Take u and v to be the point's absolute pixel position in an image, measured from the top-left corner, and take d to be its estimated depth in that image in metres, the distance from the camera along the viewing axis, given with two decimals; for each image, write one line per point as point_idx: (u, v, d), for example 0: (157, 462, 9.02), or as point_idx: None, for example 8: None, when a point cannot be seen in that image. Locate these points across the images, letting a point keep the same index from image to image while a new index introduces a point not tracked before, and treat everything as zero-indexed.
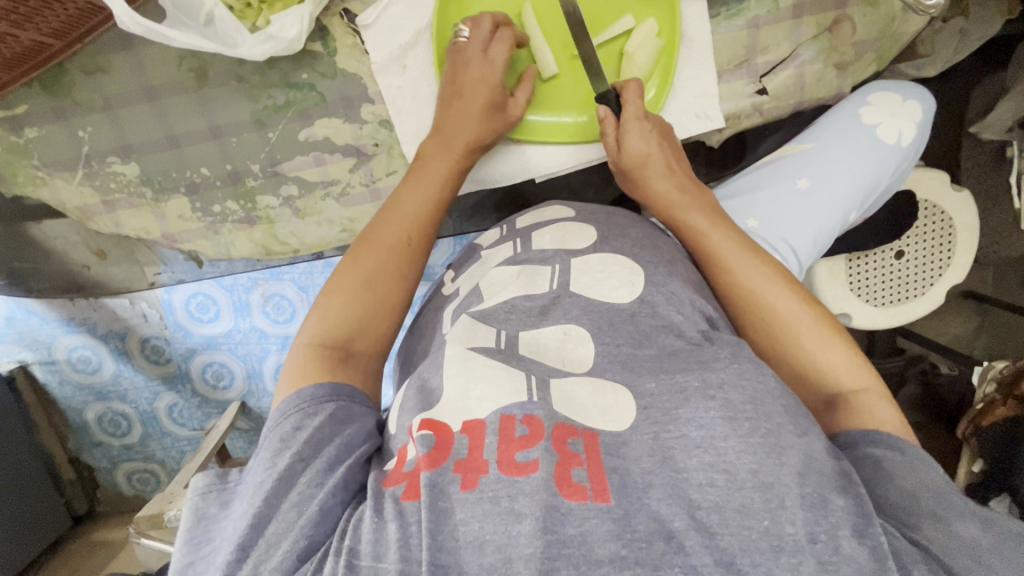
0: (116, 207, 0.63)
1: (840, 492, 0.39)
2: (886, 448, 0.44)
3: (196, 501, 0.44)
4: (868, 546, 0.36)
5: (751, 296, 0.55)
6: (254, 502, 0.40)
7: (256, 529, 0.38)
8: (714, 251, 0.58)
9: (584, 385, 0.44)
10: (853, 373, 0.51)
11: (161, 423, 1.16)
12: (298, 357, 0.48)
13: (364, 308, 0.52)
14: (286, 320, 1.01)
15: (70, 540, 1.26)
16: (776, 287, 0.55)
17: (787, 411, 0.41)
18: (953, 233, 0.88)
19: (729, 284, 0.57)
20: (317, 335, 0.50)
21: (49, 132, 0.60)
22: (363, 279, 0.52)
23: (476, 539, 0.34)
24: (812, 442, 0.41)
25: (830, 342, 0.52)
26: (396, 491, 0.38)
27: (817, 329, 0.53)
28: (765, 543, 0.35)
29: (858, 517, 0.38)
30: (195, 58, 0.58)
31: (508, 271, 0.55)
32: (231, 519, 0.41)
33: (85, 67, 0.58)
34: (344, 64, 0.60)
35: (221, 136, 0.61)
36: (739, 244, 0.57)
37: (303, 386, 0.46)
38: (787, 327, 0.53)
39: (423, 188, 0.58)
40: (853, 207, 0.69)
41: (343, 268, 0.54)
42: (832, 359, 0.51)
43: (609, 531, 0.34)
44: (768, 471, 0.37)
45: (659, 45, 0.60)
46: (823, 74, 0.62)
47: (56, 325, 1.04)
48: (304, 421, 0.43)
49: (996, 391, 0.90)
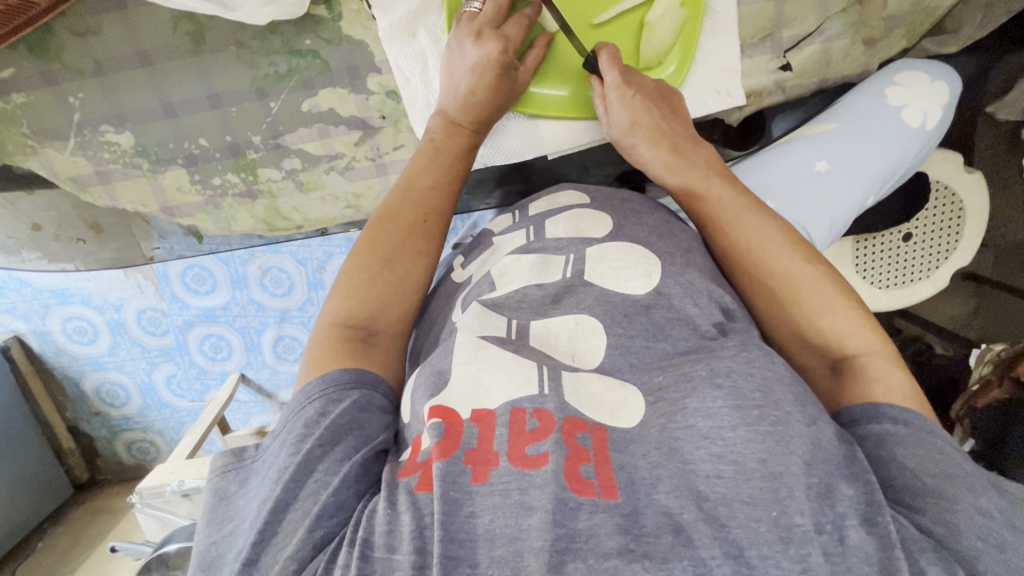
0: (111, 178, 0.61)
1: (847, 479, 0.39)
2: (890, 423, 0.43)
3: (217, 480, 0.43)
4: (875, 535, 0.36)
5: (756, 253, 0.54)
6: (275, 487, 0.38)
7: (274, 514, 0.37)
8: (713, 213, 0.56)
9: (595, 378, 0.44)
10: (858, 336, 0.50)
11: (160, 395, 1.15)
12: (319, 339, 0.47)
13: (382, 287, 0.50)
14: (285, 293, 0.98)
15: (72, 505, 1.28)
16: (781, 248, 0.53)
17: (797, 400, 0.41)
18: (963, 216, 0.88)
19: (724, 246, 0.55)
20: (337, 313, 0.48)
21: (38, 99, 0.57)
22: (382, 258, 0.51)
23: (487, 532, 0.34)
24: (819, 431, 0.40)
25: (837, 304, 0.51)
26: (410, 482, 0.38)
27: (823, 289, 0.51)
28: (773, 536, 0.34)
29: (866, 506, 0.37)
30: (192, 20, 0.55)
31: (522, 261, 0.54)
32: (253, 503, 0.39)
33: (75, 28, 0.54)
34: (349, 30, 0.56)
35: (220, 105, 0.58)
36: (739, 203, 0.55)
37: (321, 372, 0.44)
38: (793, 291, 0.52)
39: (436, 167, 0.55)
40: (872, 190, 0.67)
41: (360, 248, 0.51)
42: (838, 321, 0.50)
43: (616, 526, 0.35)
44: (776, 459, 0.37)
45: (683, 16, 0.57)
46: (851, 49, 0.60)
47: (49, 294, 1.03)
48: (328, 407, 0.42)
49: (993, 372, 0.92)
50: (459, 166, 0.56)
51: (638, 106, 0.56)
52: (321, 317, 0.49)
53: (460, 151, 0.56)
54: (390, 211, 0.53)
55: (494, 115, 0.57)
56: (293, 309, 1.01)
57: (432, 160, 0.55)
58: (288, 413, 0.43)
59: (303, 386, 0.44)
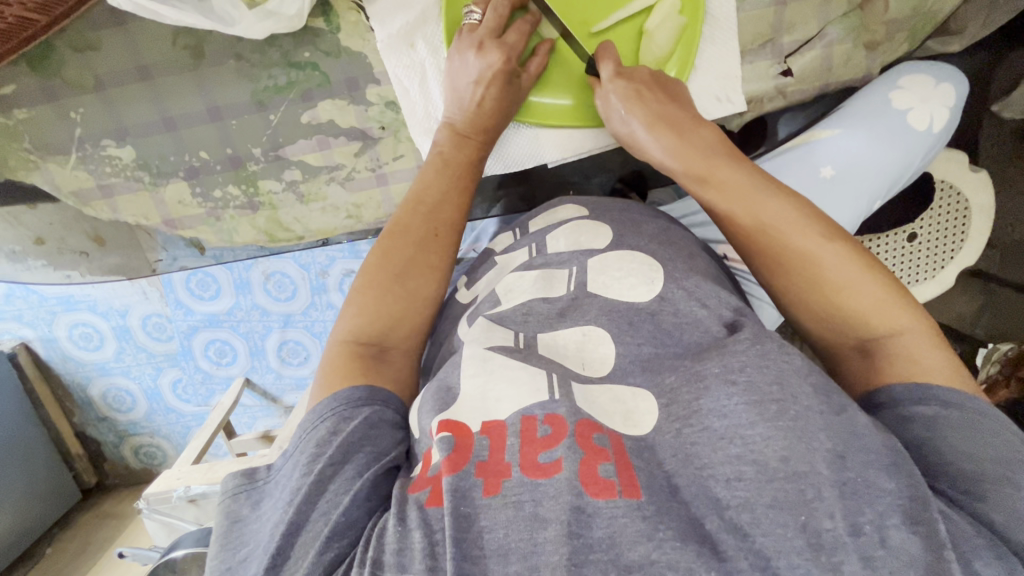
0: (113, 192, 0.61)
1: (888, 472, 0.38)
2: (940, 406, 0.42)
3: (227, 503, 0.42)
4: (920, 535, 0.35)
5: (771, 239, 0.51)
6: (289, 508, 0.38)
7: (287, 537, 0.37)
8: (722, 198, 0.53)
9: (602, 390, 0.44)
10: (888, 316, 0.47)
11: (166, 400, 1.16)
12: (331, 356, 0.47)
13: (393, 302, 0.50)
14: (289, 297, 0.98)
15: (80, 509, 1.29)
16: (794, 227, 0.50)
17: (817, 391, 0.41)
18: (969, 214, 0.87)
19: (737, 233, 0.53)
20: (349, 331, 0.48)
21: (39, 114, 0.57)
22: (392, 274, 0.51)
23: (501, 548, 0.34)
24: (850, 416, 0.40)
25: (863, 281, 0.48)
26: (420, 497, 0.38)
27: (848, 267, 0.48)
28: (802, 543, 0.34)
29: (910, 503, 0.36)
30: (191, 35, 0.55)
31: (526, 278, 0.54)
32: (266, 525, 0.39)
33: (74, 44, 0.55)
34: (348, 43, 0.56)
35: (220, 118, 0.58)
36: (747, 181, 0.52)
37: (333, 390, 0.44)
38: (816, 273, 0.49)
39: (446, 178, 0.55)
40: (879, 194, 0.67)
41: (370, 264, 0.52)
42: (863, 299, 0.48)
43: (639, 532, 0.34)
44: (799, 458, 0.36)
45: (681, 23, 0.57)
46: (852, 54, 0.60)
47: (55, 302, 1.03)
48: (340, 425, 0.42)
49: (1000, 372, 0.92)
50: (470, 175, 0.56)
51: (629, 98, 0.55)
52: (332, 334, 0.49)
53: (470, 165, 0.56)
54: (399, 225, 0.53)
55: (501, 122, 0.57)
56: (297, 314, 1.01)
57: (442, 171, 0.55)
58: (303, 429, 0.43)
59: (316, 404, 0.44)
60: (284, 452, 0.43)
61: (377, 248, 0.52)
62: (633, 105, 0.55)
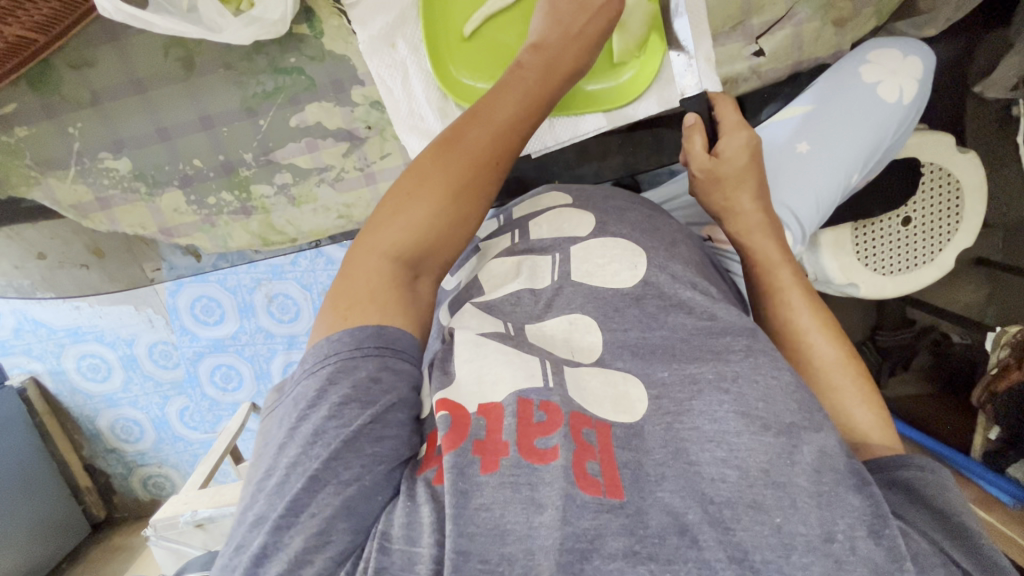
0: (111, 203, 0.63)
1: (854, 490, 0.37)
2: (918, 470, 0.42)
3: (265, 422, 0.44)
4: (884, 547, 0.35)
5: (797, 335, 0.55)
6: (314, 453, 0.37)
7: (308, 490, 0.35)
8: (777, 285, 0.58)
9: (594, 372, 0.44)
10: (883, 436, 0.48)
11: (173, 429, 1.16)
12: (369, 269, 0.44)
13: (446, 225, 0.46)
14: (291, 320, 0.99)
15: (87, 546, 1.28)
16: (827, 338, 0.54)
17: (802, 407, 0.41)
18: (961, 195, 0.85)
19: (780, 317, 0.56)
20: (393, 245, 0.44)
21: (39, 130, 0.59)
22: (444, 194, 0.46)
23: (497, 526, 0.34)
24: (823, 439, 0.40)
25: (864, 401, 0.50)
26: (427, 475, 0.38)
27: (855, 382, 0.51)
28: (776, 540, 0.34)
29: (872, 518, 0.36)
30: (181, 46, 0.57)
31: (507, 264, 0.56)
32: (283, 459, 0.38)
33: (71, 61, 0.57)
34: (332, 46, 0.58)
35: (211, 126, 0.60)
36: (805, 292, 0.57)
37: (372, 322, 0.42)
38: (825, 372, 0.53)
39: (515, 109, 0.50)
40: (856, 168, 0.67)
41: (422, 173, 0.47)
42: (865, 414, 0.49)
43: (621, 526, 0.34)
44: (778, 470, 0.37)
45: (652, 9, 0.58)
46: (821, 32, 0.63)
47: (63, 334, 1.05)
48: (381, 374, 0.40)
49: (1011, 355, 0.88)
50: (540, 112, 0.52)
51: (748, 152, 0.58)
52: (368, 241, 0.45)
53: (542, 99, 0.52)
54: (458, 138, 0.48)
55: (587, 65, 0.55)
56: (301, 333, 1.01)
57: (512, 98, 0.50)
58: (329, 349, 0.41)
59: (349, 330, 0.41)
60: (309, 368, 0.41)
61: (438, 163, 0.47)
62: (750, 168, 0.59)
